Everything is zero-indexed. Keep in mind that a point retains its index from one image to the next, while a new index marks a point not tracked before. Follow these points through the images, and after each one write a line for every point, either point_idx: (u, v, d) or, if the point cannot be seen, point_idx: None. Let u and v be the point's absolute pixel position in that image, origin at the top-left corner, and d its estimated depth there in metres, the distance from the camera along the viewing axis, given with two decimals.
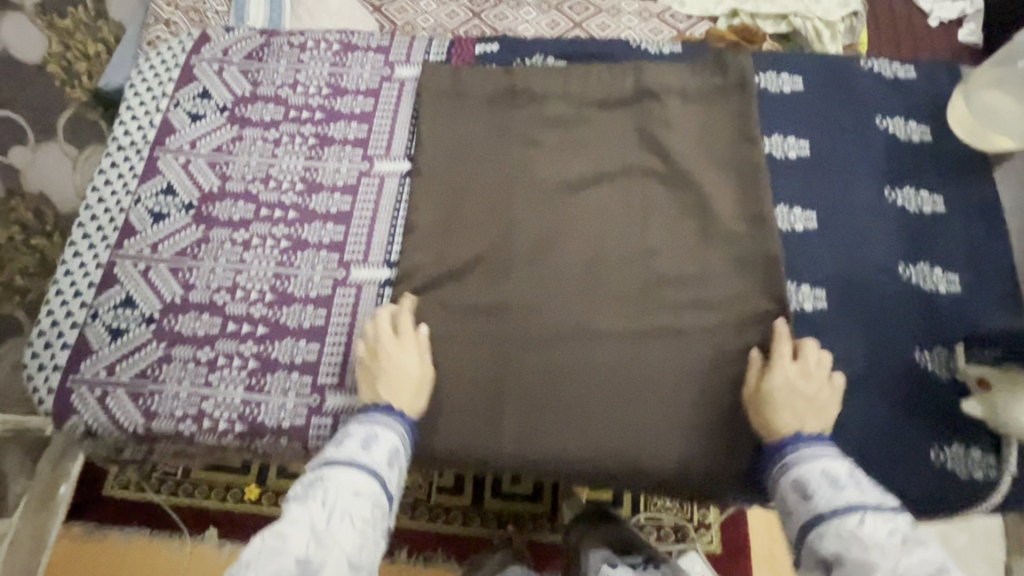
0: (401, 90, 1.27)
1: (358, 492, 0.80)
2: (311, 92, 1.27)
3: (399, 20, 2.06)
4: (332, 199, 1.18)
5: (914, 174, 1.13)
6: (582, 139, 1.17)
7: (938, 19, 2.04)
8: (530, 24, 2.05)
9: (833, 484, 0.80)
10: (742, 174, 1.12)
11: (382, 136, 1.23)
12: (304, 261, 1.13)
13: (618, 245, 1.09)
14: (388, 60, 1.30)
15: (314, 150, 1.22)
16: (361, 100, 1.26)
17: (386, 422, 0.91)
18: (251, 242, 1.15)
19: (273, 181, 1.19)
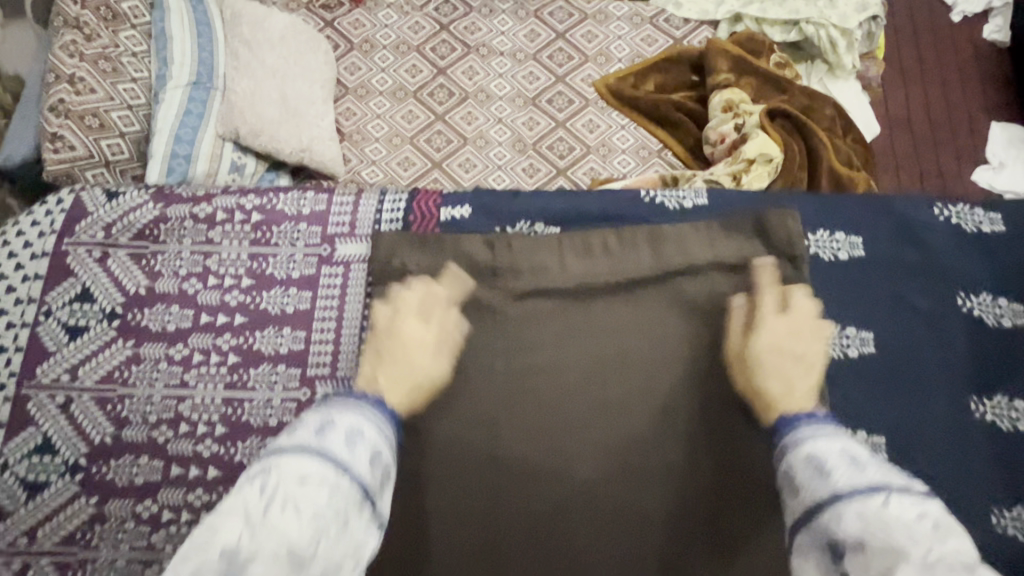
0: (347, 280, 1.01)
1: (306, 476, 0.64)
2: (226, 285, 1.00)
3: (355, 36, 1.79)
4: (262, 446, 0.92)
5: (1003, 377, 0.97)
6: (595, 334, 0.99)
7: (961, 12, 1.83)
8: (507, 36, 1.80)
9: (856, 461, 0.69)
10: None
11: (327, 344, 0.97)
12: None
13: (642, 460, 0.92)
14: (327, 233, 1.04)
15: (235, 373, 0.95)
16: (293, 292, 1.00)
17: (359, 416, 0.75)
18: (161, 518, 0.88)
19: (185, 423, 0.93)
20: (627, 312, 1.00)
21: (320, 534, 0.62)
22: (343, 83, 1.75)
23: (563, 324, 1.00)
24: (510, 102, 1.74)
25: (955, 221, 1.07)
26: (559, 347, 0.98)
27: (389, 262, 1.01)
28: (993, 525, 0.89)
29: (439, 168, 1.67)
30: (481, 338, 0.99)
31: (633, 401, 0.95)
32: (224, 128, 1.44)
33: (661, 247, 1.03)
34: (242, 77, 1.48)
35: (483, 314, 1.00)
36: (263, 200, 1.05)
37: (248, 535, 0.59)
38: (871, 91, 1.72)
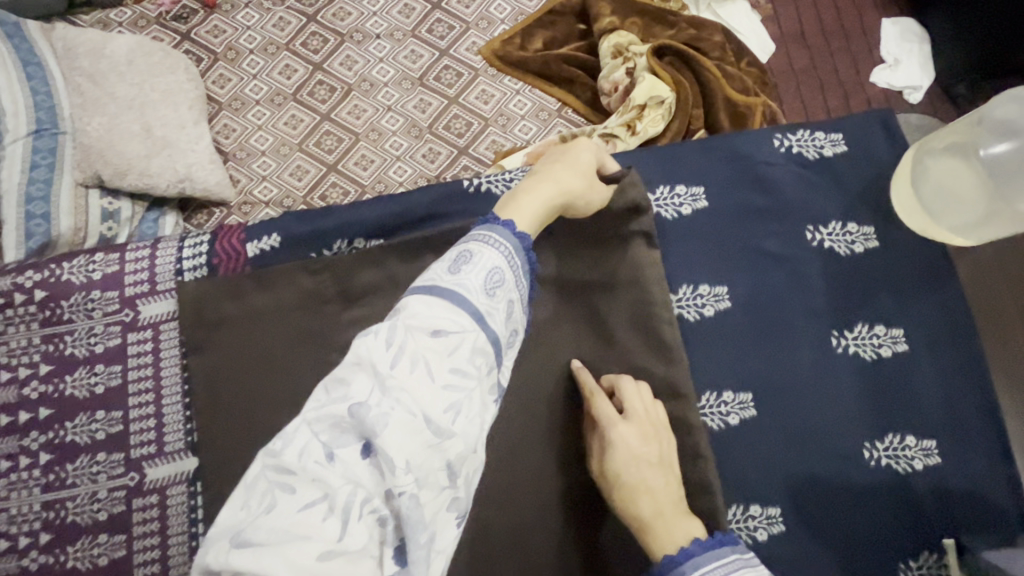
0: None
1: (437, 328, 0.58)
2: (24, 377, 0.91)
3: (217, 45, 1.65)
4: (93, 545, 0.86)
5: (865, 307, 0.98)
6: None
7: None
8: (380, 17, 1.68)
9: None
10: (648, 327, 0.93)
11: (148, 420, 0.91)
12: None
13: (497, 502, 0.85)
14: (124, 296, 0.95)
15: (50, 473, 0.88)
16: (99, 371, 0.92)
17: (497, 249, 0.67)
18: None
19: (5, 540, 0.86)
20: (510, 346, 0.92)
21: (455, 402, 0.57)
22: (214, 99, 1.62)
23: None
24: (397, 86, 1.64)
25: (796, 149, 1.06)
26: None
27: (208, 311, 0.92)
28: (866, 459, 0.91)
29: (335, 172, 1.58)
30: (327, 358, 0.90)
31: (508, 447, 0.88)
32: (84, 173, 1.33)
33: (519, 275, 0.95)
34: (92, 115, 1.36)
35: (326, 337, 0.92)
36: (45, 272, 0.94)
37: (380, 394, 0.54)
38: (760, 9, 1.67)
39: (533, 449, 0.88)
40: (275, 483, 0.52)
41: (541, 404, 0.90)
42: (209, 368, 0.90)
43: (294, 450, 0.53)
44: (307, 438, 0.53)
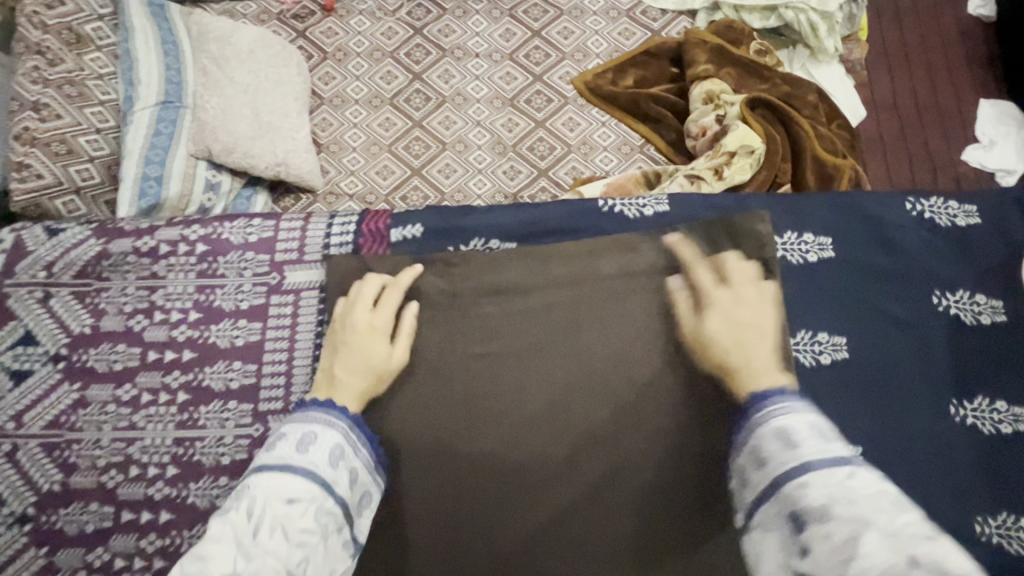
0: None
1: (291, 493, 0.74)
2: (174, 320, 0.99)
3: (328, 45, 1.77)
4: (215, 485, 0.91)
5: (980, 382, 0.96)
6: (551, 305, 0.98)
7: None
8: (482, 37, 1.76)
9: (821, 433, 0.73)
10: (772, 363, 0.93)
11: (278, 376, 0.96)
12: None
13: (591, 513, 0.90)
14: (275, 260, 1.02)
15: (185, 412, 0.95)
16: (243, 325, 0.99)
17: (315, 415, 0.84)
18: (115, 565, 0.89)
19: (135, 467, 0.92)
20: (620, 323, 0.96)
21: (305, 542, 0.72)
22: (318, 94, 1.72)
23: (561, 310, 0.98)
24: (488, 104, 1.71)
25: (927, 215, 1.05)
26: (553, 387, 0.94)
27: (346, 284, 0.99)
28: (979, 535, 0.88)
29: (418, 176, 1.65)
30: (477, 342, 0.96)
31: (608, 466, 0.91)
32: (197, 147, 1.42)
33: (640, 297, 0.97)
34: (211, 94, 1.47)
35: (451, 310, 0.98)
36: (209, 230, 1.03)
37: (246, 551, 0.67)
38: (856, 75, 1.69)
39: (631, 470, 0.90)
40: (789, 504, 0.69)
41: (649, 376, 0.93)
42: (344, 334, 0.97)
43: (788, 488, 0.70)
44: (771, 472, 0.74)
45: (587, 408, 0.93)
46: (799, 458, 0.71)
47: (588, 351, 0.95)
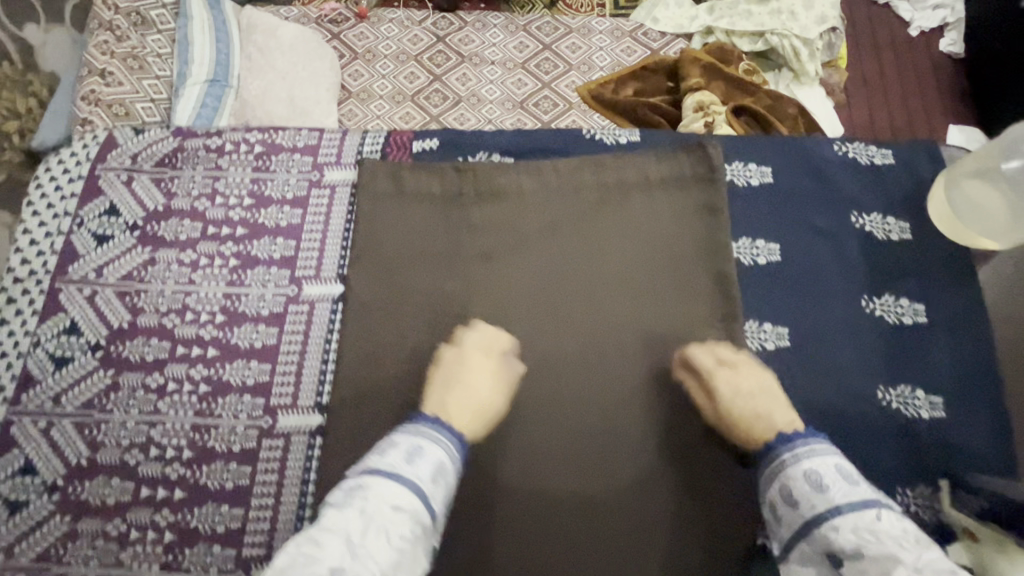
0: (335, 198, 0.71)
1: (398, 501, 0.43)
2: (218, 202, 0.71)
3: (360, 47, 1.94)
4: (244, 366, 0.64)
5: None
6: (543, 194, 0.70)
7: (919, 28, 1.87)
8: (498, 48, 1.93)
9: (850, 477, 0.46)
10: (862, 286, 0.66)
11: (306, 242, 0.69)
12: (215, 423, 0.62)
13: (602, 471, 0.61)
14: (258, 143, 0.73)
15: (237, 273, 0.68)
16: (280, 209, 0.70)
17: (423, 427, 0.51)
18: (135, 523, 0.59)
19: (191, 347, 0.65)
20: (639, 220, 0.70)
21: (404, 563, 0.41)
22: (346, 88, 1.88)
23: (559, 199, 0.70)
24: (501, 105, 1.86)
25: None
26: (573, 288, 0.67)
27: (376, 185, 0.70)
28: None
29: None
30: (479, 224, 0.69)
31: (633, 411, 0.63)
32: (236, 120, 1.54)
33: (697, 189, 0.70)
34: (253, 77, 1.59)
35: (408, 194, 0.70)
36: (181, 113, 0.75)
37: (349, 560, 0.38)
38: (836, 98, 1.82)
39: (665, 417, 0.62)
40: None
41: (681, 290, 0.66)
42: (365, 251, 0.68)
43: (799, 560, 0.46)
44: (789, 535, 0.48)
45: (619, 322, 0.66)
46: (826, 506, 0.45)
47: (628, 244, 0.69)
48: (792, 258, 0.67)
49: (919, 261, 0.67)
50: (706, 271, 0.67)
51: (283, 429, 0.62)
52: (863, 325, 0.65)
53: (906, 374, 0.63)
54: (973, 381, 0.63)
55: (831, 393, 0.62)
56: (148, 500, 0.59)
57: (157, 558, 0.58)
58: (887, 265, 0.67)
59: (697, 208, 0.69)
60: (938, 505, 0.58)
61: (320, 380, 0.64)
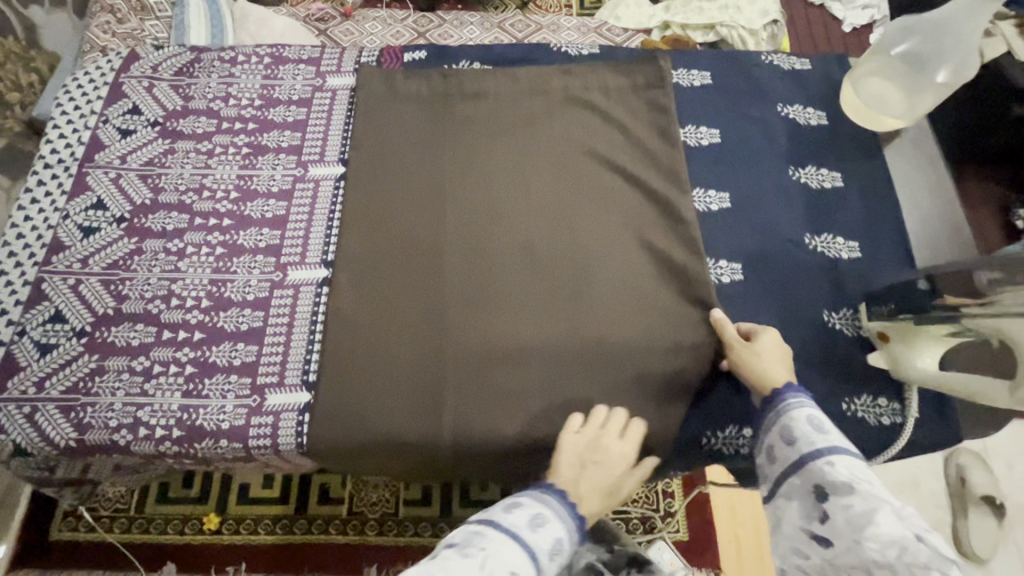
0: (336, 99, 0.81)
1: (514, 566, 0.47)
2: (229, 103, 0.80)
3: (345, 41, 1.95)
4: (254, 233, 0.72)
5: None
6: (517, 94, 0.81)
7: (852, 26, 1.87)
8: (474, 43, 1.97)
9: (819, 427, 0.53)
10: (789, 163, 0.78)
11: (309, 137, 0.78)
12: (232, 277, 0.70)
13: (569, 306, 0.69)
14: (261, 58, 0.83)
15: (248, 160, 0.77)
16: (282, 108, 0.80)
17: (549, 496, 0.53)
18: (160, 357, 0.65)
19: (206, 219, 0.73)
20: (601, 113, 0.80)
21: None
22: None
23: (532, 98, 0.81)
24: None
25: None
26: (541, 165, 0.77)
27: (373, 86, 0.81)
28: None
29: None
30: (461, 118, 0.80)
31: (592, 261, 0.71)
32: None
33: (648, 92, 0.81)
34: None
35: (401, 96, 0.81)
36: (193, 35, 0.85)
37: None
38: None
39: (625, 269, 0.71)
40: (807, 515, 0.50)
41: (635, 165, 0.77)
42: (359, 136, 0.78)
43: (793, 504, 0.51)
44: (787, 472, 0.53)
45: (583, 194, 0.75)
46: (816, 443, 0.52)
47: (591, 132, 0.79)
48: (729, 139, 0.80)
49: (834, 140, 0.80)
50: (657, 154, 0.77)
51: (293, 280, 0.70)
52: (790, 188, 0.77)
53: (826, 224, 0.74)
54: (882, 230, 0.74)
55: (765, 240, 0.73)
56: (170, 341, 0.66)
57: (179, 387, 0.64)
58: (808, 142, 0.80)
59: (650, 106, 0.80)
60: (859, 318, 0.69)
61: (325, 241, 0.72)
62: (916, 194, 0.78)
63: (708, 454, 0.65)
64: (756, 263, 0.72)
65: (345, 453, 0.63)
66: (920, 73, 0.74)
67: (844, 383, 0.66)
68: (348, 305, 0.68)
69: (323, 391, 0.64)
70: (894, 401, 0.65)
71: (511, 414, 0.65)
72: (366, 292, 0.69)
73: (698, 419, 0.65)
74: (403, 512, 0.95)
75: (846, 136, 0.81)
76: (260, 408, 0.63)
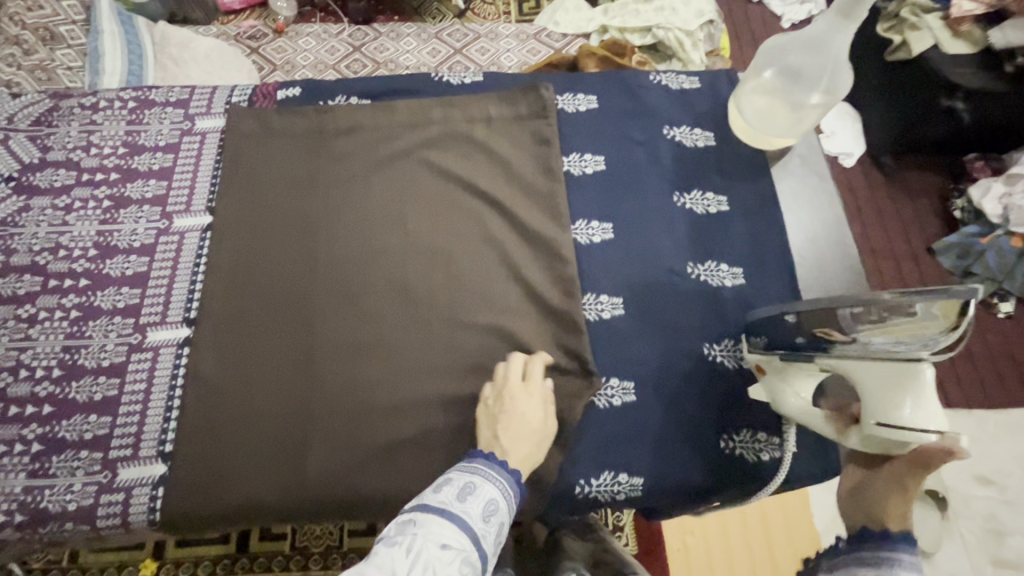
0: (205, 143, 0.77)
1: (447, 537, 0.46)
2: (91, 153, 0.76)
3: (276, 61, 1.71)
4: (113, 293, 0.68)
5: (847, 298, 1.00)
6: (395, 129, 0.78)
7: (790, 21, 1.86)
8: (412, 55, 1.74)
9: None
10: (675, 189, 0.76)
11: (175, 185, 0.75)
12: (87, 343, 0.66)
13: (444, 352, 0.67)
14: (126, 103, 0.79)
15: (110, 214, 0.73)
16: (148, 156, 0.76)
17: (478, 465, 0.54)
18: (4, 435, 0.61)
19: (62, 281, 0.69)
20: (482, 145, 0.77)
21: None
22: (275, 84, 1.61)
23: (410, 131, 0.78)
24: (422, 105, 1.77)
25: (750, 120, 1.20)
26: (419, 202, 0.74)
27: (244, 127, 0.77)
28: None
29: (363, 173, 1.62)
30: (336, 156, 0.76)
31: (469, 303, 0.69)
32: None
33: (531, 122, 0.79)
34: None
35: (274, 135, 0.77)
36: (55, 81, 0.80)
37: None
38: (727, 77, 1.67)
39: (500, 307, 0.69)
40: None
41: (515, 200, 0.74)
42: (228, 180, 0.74)
43: None
44: None
45: (461, 230, 0.73)
46: None
47: (472, 166, 0.76)
48: (613, 166, 0.77)
49: (720, 161, 0.78)
50: (538, 187, 0.75)
51: (153, 341, 0.66)
52: (674, 214, 0.75)
53: (710, 251, 0.73)
54: (767, 254, 0.73)
55: (646, 271, 0.71)
56: (17, 417, 0.62)
57: (25, 467, 0.60)
58: (694, 165, 0.78)
59: (533, 138, 0.78)
60: (740, 349, 0.67)
61: (189, 297, 0.68)
62: (803, 214, 0.77)
63: (587, 501, 0.63)
64: (638, 297, 0.70)
65: (204, 523, 0.60)
66: (801, 91, 0.73)
67: (724, 419, 0.64)
68: (211, 366, 0.65)
69: (181, 458, 0.61)
70: (773, 434, 0.64)
71: (380, 473, 0.62)
72: (231, 348, 0.66)
73: (574, 465, 0.63)
74: (347, 542, 0.92)
75: (733, 157, 0.79)
76: (111, 485, 0.60)
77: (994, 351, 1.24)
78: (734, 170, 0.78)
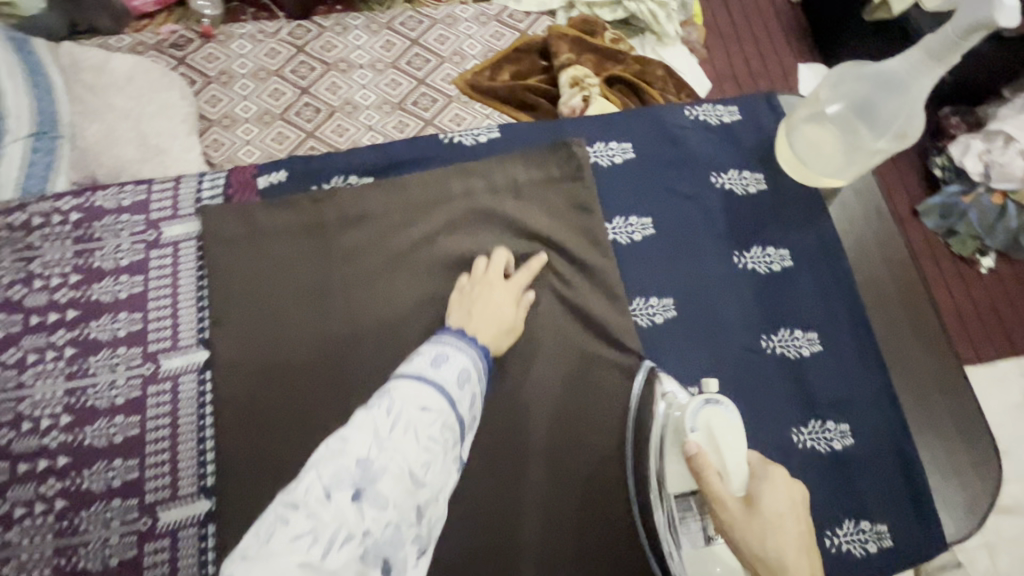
0: (179, 256, 0.64)
1: (425, 401, 0.39)
2: (33, 289, 0.61)
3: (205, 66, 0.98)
4: (102, 469, 0.56)
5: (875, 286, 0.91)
6: (409, 214, 0.66)
7: None
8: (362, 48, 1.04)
9: None
10: (733, 247, 0.69)
11: (152, 317, 0.61)
12: (83, 540, 0.54)
13: (514, 487, 0.58)
14: (68, 216, 0.64)
15: (75, 367, 0.59)
16: (109, 283, 0.62)
17: (447, 338, 0.48)
18: None
19: (33, 462, 0.56)
20: (513, 221, 0.67)
21: (433, 458, 0.37)
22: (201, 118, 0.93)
23: (427, 215, 0.66)
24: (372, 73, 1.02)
25: None
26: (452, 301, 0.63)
27: (225, 232, 0.64)
28: None
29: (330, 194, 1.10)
30: (343, 254, 0.64)
31: (532, 422, 0.60)
32: None
33: (565, 188, 0.68)
34: None
35: (264, 237, 0.64)
36: None
37: (374, 448, 0.35)
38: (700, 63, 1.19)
39: (568, 422, 0.60)
40: None
41: (561, 285, 0.65)
42: (219, 303, 0.61)
43: None
44: None
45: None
46: None
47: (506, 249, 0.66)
48: (663, 229, 0.69)
49: (777, 209, 0.71)
50: (585, 267, 0.66)
51: (166, 524, 0.55)
52: (736, 279, 0.68)
53: (782, 317, 0.66)
54: (839, 315, 0.67)
55: (718, 352, 0.64)
56: None
57: None
58: (748, 218, 0.70)
59: (571, 207, 0.68)
60: (829, 430, 0.62)
61: (199, 460, 0.57)
62: (867, 257, 0.72)
63: None
64: (716, 384, 0.63)
65: None
66: (868, 130, 0.66)
67: (827, 514, 0.60)
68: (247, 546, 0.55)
69: None
70: (877, 521, 0.60)
71: None
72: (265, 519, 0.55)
73: None
74: None
75: (789, 201, 0.71)
76: None
77: (976, 306, 1.01)
78: (793, 215, 0.71)
